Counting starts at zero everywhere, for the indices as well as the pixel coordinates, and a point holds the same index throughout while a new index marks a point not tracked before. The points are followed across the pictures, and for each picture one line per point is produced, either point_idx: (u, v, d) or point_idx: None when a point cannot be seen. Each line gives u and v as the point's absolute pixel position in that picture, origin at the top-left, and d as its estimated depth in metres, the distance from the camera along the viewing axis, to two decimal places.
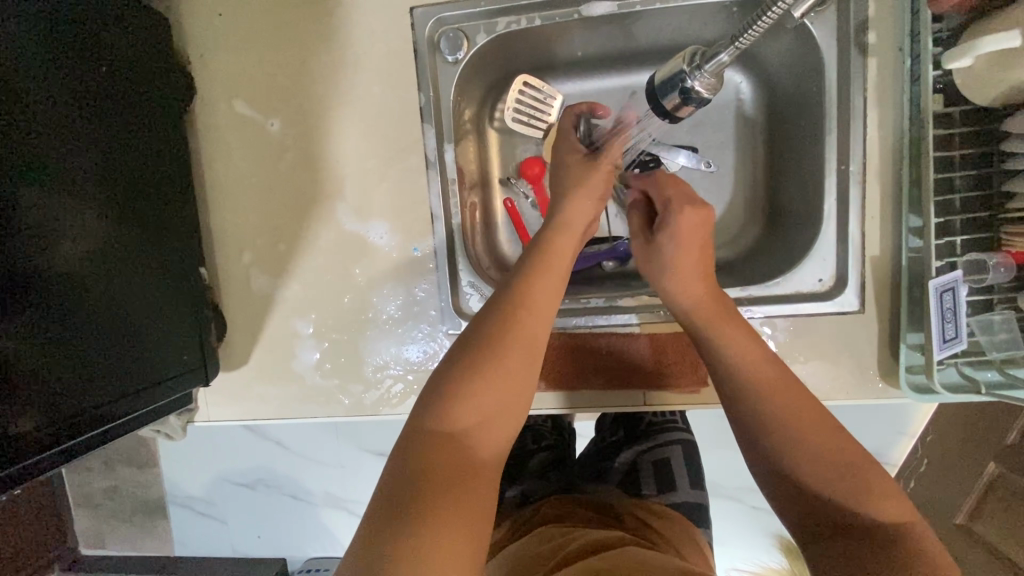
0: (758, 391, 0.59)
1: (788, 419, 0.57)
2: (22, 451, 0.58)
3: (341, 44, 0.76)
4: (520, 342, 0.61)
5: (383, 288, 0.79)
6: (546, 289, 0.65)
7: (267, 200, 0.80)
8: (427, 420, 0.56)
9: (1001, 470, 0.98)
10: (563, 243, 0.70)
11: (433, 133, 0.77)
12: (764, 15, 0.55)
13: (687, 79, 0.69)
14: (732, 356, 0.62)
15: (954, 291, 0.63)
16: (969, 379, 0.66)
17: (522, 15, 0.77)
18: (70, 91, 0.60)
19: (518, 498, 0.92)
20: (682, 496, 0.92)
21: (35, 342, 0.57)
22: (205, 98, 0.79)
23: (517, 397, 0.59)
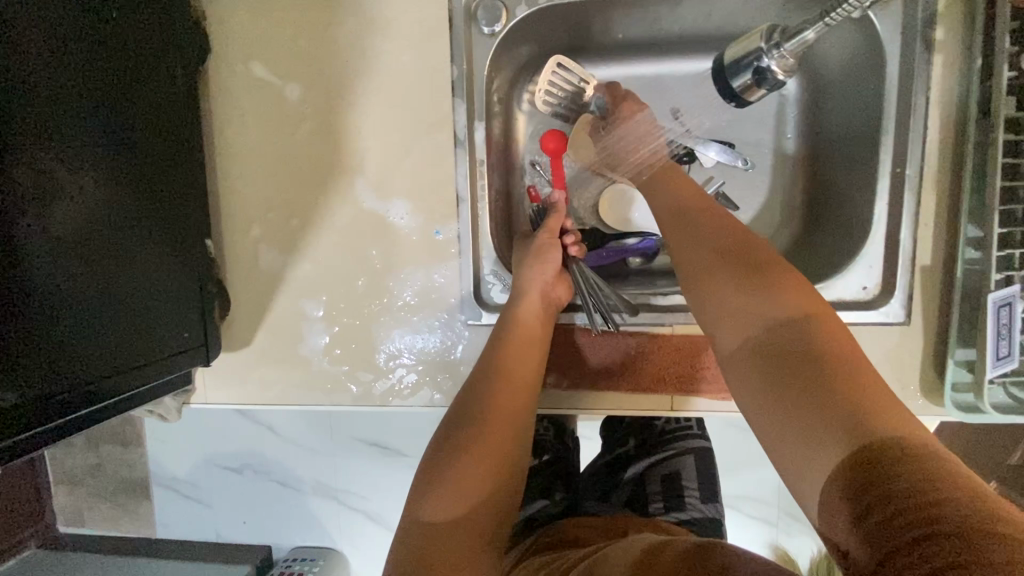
0: (743, 300, 0.56)
1: (765, 302, 0.55)
2: (11, 425, 0.53)
3: (370, 7, 0.71)
4: (499, 423, 0.61)
5: (401, 272, 0.74)
6: (519, 355, 0.66)
7: (280, 172, 0.75)
8: (423, 514, 0.55)
9: (1005, 489, 0.98)
10: (526, 311, 0.69)
11: (464, 109, 0.72)
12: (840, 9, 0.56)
13: (764, 58, 0.66)
14: (721, 272, 0.59)
15: (1011, 307, 0.60)
16: (1019, 400, 0.62)
17: None
18: (71, 32, 0.55)
19: (524, 521, 0.87)
20: (692, 514, 0.89)
21: (28, 308, 0.53)
22: (220, 57, 0.74)
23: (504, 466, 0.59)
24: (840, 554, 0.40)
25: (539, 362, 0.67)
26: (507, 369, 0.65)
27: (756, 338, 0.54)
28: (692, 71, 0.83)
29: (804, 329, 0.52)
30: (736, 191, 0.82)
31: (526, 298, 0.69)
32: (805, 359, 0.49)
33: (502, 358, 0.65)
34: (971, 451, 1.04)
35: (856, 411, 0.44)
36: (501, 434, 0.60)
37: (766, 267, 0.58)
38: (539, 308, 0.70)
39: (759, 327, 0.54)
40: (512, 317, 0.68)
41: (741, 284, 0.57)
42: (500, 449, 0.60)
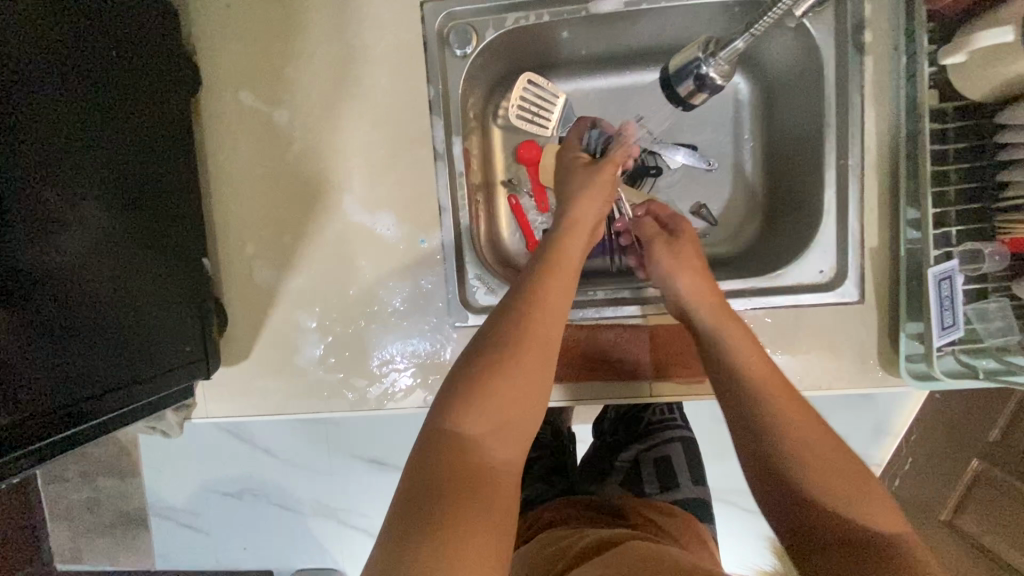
0: (830, 491, 0.55)
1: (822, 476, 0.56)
2: (31, 437, 0.55)
3: (351, 36, 0.76)
4: (528, 341, 0.60)
5: (389, 281, 0.79)
6: (553, 285, 0.65)
7: (272, 192, 0.79)
8: (458, 419, 0.56)
9: (982, 466, 1.04)
10: (570, 247, 0.70)
11: (442, 125, 0.77)
12: (772, 9, 0.60)
13: (702, 66, 0.71)
14: (806, 451, 0.57)
15: (951, 279, 0.65)
16: (968, 365, 0.67)
17: (530, 11, 0.78)
18: (69, 66, 0.58)
19: (525, 504, 0.94)
20: (685, 493, 0.94)
21: (48, 328, 0.56)
22: (211, 88, 0.79)
23: (531, 402, 0.59)
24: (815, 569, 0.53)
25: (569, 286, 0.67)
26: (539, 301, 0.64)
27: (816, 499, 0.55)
28: (652, 82, 0.90)
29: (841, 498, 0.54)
30: (700, 192, 0.89)
31: (567, 239, 0.71)
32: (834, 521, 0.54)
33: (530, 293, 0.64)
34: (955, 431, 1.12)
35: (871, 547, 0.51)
36: (534, 343, 0.61)
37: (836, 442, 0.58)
38: (580, 246, 0.72)
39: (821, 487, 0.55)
40: (554, 248, 0.70)
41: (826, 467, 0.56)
42: (532, 374, 0.59)
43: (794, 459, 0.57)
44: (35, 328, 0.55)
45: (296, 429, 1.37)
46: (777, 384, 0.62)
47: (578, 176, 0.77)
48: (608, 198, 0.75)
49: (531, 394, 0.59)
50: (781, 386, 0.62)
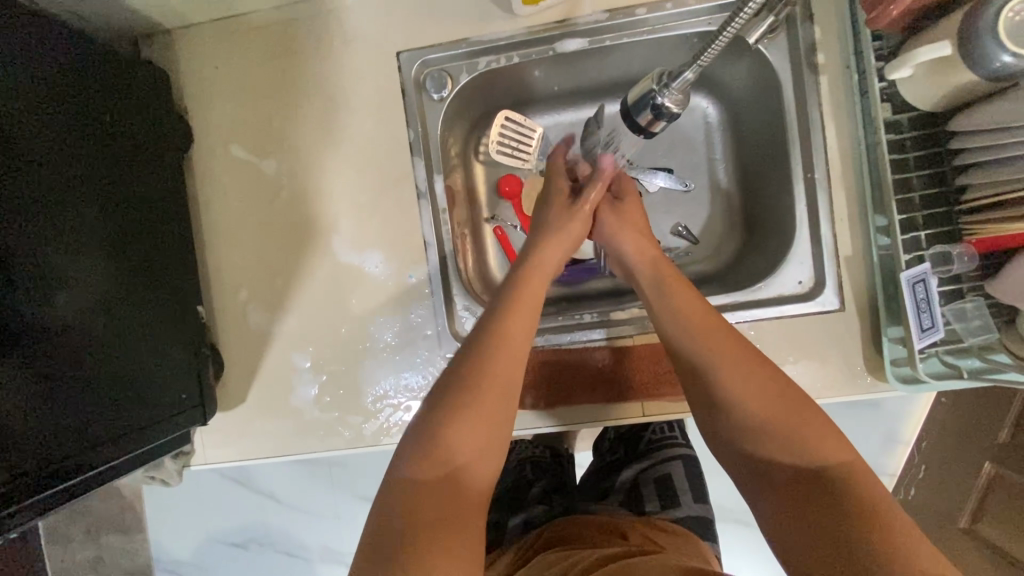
0: (796, 472, 0.56)
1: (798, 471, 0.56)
2: (31, 486, 0.56)
3: (333, 87, 0.80)
4: (486, 378, 0.62)
5: (380, 317, 0.80)
6: (513, 320, 0.68)
7: (263, 238, 0.82)
8: (413, 464, 0.58)
9: (998, 469, 1.01)
10: (531, 282, 0.73)
11: (423, 164, 0.80)
12: (720, 34, 0.57)
13: (657, 96, 0.70)
14: (764, 437, 0.59)
15: (925, 281, 0.67)
16: (952, 366, 0.68)
17: (501, 54, 0.80)
18: (63, 134, 0.61)
19: (522, 525, 0.89)
20: (687, 511, 0.89)
21: (47, 379, 0.57)
22: (202, 144, 0.83)
23: (490, 437, 0.61)
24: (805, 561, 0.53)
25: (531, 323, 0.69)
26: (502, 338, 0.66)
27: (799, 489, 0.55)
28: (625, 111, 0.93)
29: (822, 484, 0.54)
30: (680, 213, 0.92)
31: (528, 280, 0.73)
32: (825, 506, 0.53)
33: (493, 332, 0.66)
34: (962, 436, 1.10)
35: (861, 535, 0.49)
36: (493, 376, 0.63)
37: (820, 430, 0.58)
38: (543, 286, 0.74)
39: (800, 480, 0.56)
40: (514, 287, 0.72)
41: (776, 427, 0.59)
42: (490, 407, 0.62)
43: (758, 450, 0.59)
44: (33, 381, 0.56)
45: (300, 470, 1.36)
46: (745, 361, 0.63)
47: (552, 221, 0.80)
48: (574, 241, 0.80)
49: (491, 425, 0.61)
50: (729, 353, 0.63)
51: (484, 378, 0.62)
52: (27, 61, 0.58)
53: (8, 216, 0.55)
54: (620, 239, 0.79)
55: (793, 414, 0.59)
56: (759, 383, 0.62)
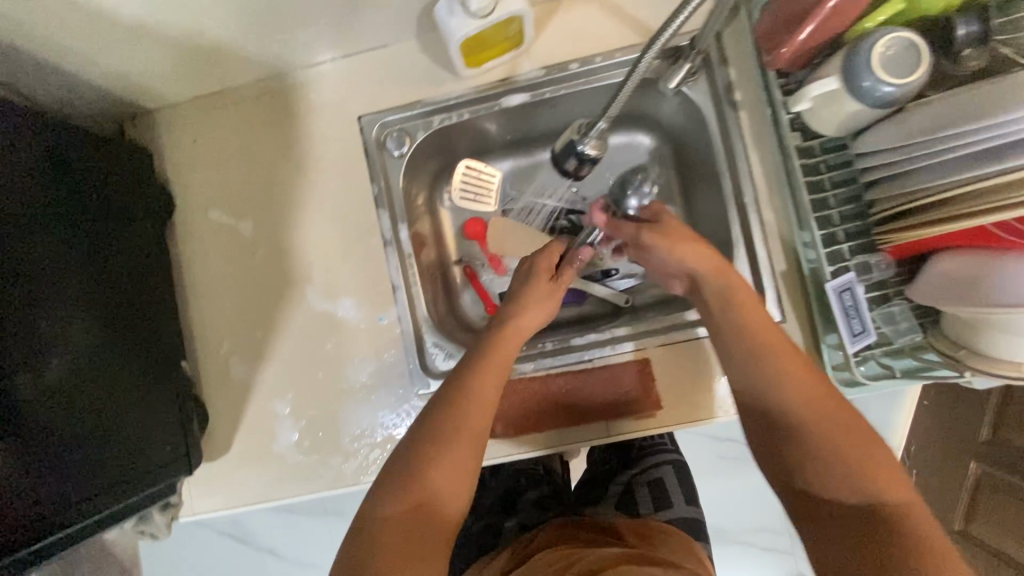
0: (860, 521, 0.56)
1: (864, 519, 0.56)
2: (26, 539, 0.59)
3: (301, 151, 0.88)
4: (460, 430, 0.66)
5: (354, 360, 0.85)
6: (489, 371, 0.70)
7: (242, 293, 0.88)
8: (385, 509, 0.61)
9: (983, 468, 1.02)
10: (507, 337, 0.74)
11: (387, 215, 0.87)
12: (629, 73, 0.61)
13: (579, 144, 0.73)
14: (833, 484, 0.58)
15: (851, 290, 0.72)
16: (887, 366, 0.74)
17: (453, 111, 0.88)
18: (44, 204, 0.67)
19: (518, 527, 0.94)
20: (679, 512, 0.94)
21: (45, 435, 0.62)
22: (184, 211, 0.90)
23: (460, 488, 0.64)
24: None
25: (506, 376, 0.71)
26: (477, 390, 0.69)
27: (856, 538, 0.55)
28: None
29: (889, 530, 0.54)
30: None
31: (507, 334, 0.74)
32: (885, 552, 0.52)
33: (466, 380, 0.69)
34: (945, 437, 1.12)
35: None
36: (467, 428, 0.66)
37: (897, 485, 0.57)
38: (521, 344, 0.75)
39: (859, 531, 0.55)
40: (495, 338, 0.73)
41: (837, 460, 0.59)
42: (463, 456, 0.65)
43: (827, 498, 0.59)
44: (32, 437, 0.60)
45: (297, 522, 1.36)
46: (818, 402, 0.62)
47: (533, 289, 0.78)
48: (545, 308, 0.77)
49: (462, 477, 0.64)
50: (803, 390, 0.62)
51: (457, 430, 0.65)
52: (18, 147, 0.65)
53: (9, 287, 0.60)
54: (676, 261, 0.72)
55: (855, 451, 0.59)
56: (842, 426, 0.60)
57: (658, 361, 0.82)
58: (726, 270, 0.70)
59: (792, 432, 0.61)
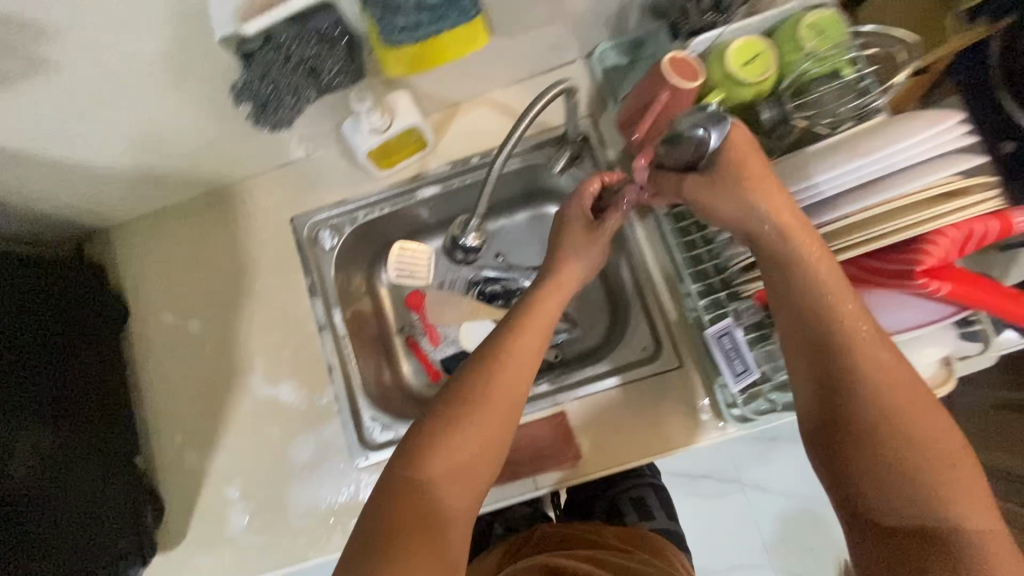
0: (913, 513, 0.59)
1: (928, 513, 0.58)
2: None
3: (241, 253, 0.98)
4: (495, 397, 0.69)
5: (297, 440, 0.92)
6: (522, 344, 0.72)
7: (192, 387, 0.95)
8: (420, 469, 0.66)
9: None
10: (549, 294, 0.75)
11: (321, 302, 0.96)
12: (485, 178, 0.78)
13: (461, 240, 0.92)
14: (899, 473, 0.59)
15: (729, 333, 0.79)
16: (775, 400, 0.81)
17: (374, 205, 0.99)
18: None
19: (506, 530, 1.07)
20: (659, 525, 1.05)
21: None
22: (138, 316, 0.99)
23: (488, 457, 0.68)
24: None
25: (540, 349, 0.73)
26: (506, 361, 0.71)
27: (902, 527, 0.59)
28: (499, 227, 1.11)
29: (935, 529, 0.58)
30: None
31: (540, 303, 0.74)
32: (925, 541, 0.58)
33: (503, 349, 0.71)
34: None
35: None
36: (500, 396, 0.69)
37: (974, 489, 0.58)
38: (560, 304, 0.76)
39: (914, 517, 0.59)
40: (533, 299, 0.75)
41: (908, 472, 0.59)
42: (492, 426, 0.68)
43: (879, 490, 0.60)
44: None
45: None
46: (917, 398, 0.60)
47: (575, 240, 0.76)
48: (594, 254, 0.77)
49: (492, 447, 0.68)
50: (898, 377, 0.60)
51: (489, 399, 0.68)
52: None
53: None
54: (747, 201, 0.63)
55: (936, 449, 0.59)
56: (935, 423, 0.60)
57: (575, 414, 0.89)
58: (800, 227, 0.62)
59: (870, 439, 0.60)
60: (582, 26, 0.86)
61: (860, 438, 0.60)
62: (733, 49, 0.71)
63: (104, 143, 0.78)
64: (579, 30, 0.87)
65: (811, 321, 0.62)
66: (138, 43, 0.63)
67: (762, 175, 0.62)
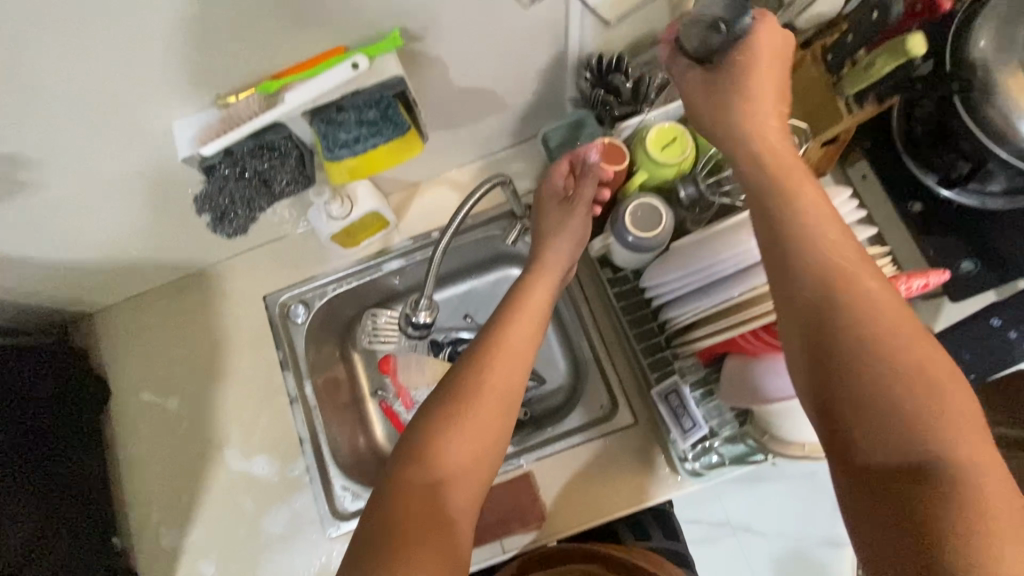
0: (914, 455, 0.47)
1: (924, 446, 0.46)
2: None
3: (217, 331, 1.03)
4: (495, 382, 0.65)
5: (270, 512, 0.95)
6: (514, 328, 0.70)
7: (170, 463, 0.99)
8: (428, 459, 0.60)
9: None
10: (535, 286, 0.75)
11: (292, 376, 1.01)
12: (434, 251, 0.83)
13: (413, 316, 0.87)
14: (893, 404, 0.48)
15: (676, 391, 0.84)
16: (725, 454, 0.84)
17: (342, 280, 1.05)
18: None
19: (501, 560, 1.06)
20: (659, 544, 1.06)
21: None
22: (117, 395, 1.02)
23: (491, 445, 0.63)
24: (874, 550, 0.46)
25: (535, 339, 0.71)
26: (504, 349, 0.68)
27: (899, 471, 0.47)
28: (464, 291, 1.17)
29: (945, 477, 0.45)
30: None
31: (533, 286, 0.75)
32: (930, 491, 0.45)
33: (495, 339, 0.69)
34: None
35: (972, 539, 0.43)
36: (497, 382, 0.66)
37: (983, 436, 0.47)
38: (551, 288, 0.77)
39: (910, 455, 0.47)
40: (523, 289, 0.75)
41: (886, 390, 0.49)
42: (485, 414, 0.64)
43: (881, 422, 0.48)
44: None
45: None
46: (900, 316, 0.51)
47: (555, 217, 0.81)
48: (582, 238, 0.81)
49: (490, 436, 0.63)
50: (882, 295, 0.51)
51: (487, 378, 0.65)
52: None
53: None
54: (747, 102, 0.62)
55: (932, 381, 0.48)
56: (933, 355, 0.49)
57: (538, 474, 0.91)
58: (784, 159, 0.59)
59: (855, 359, 0.50)
60: (524, 115, 0.95)
61: (837, 362, 0.51)
62: (652, 137, 0.79)
63: (85, 242, 0.84)
64: (524, 118, 0.95)
65: (775, 234, 0.56)
66: (116, 161, 0.71)
67: (775, 77, 0.63)
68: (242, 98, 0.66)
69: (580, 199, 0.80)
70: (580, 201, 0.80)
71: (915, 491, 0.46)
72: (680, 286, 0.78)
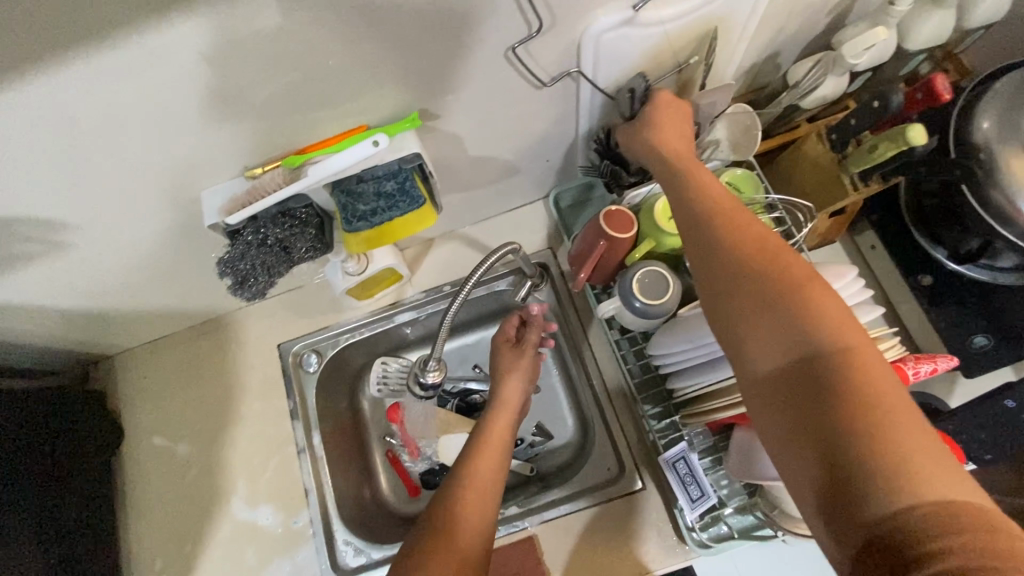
0: (802, 361, 0.49)
1: (810, 351, 0.49)
2: None
3: (231, 378, 1.06)
4: (472, 494, 0.71)
5: (272, 565, 0.94)
6: (480, 457, 0.75)
7: (175, 511, 0.99)
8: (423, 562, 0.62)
9: None
10: (496, 419, 0.81)
11: (301, 426, 1.02)
12: (449, 307, 0.81)
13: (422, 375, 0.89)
14: (783, 324, 0.50)
15: (685, 459, 0.82)
16: (731, 525, 0.83)
17: (354, 330, 1.07)
18: (14, 457, 0.83)
19: None
20: None
21: None
22: (129, 439, 1.04)
23: (480, 540, 0.66)
24: (793, 463, 0.48)
25: (502, 464, 0.76)
26: (473, 477, 0.73)
27: (795, 377, 0.49)
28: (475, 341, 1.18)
29: (831, 375, 0.47)
30: (535, 412, 1.09)
31: (495, 417, 0.82)
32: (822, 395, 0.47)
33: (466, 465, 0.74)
34: None
35: (864, 429, 0.44)
36: (475, 494, 0.71)
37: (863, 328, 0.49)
38: (512, 420, 0.82)
39: (797, 353, 0.49)
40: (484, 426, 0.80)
41: (765, 297, 0.52)
42: (468, 523, 0.67)
43: (771, 343, 0.51)
44: None
45: None
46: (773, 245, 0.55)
47: (506, 360, 0.87)
48: (530, 377, 0.87)
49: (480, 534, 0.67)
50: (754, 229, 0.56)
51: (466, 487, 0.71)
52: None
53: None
54: (661, 136, 0.69)
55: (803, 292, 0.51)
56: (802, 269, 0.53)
57: (543, 538, 0.89)
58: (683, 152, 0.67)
59: (738, 287, 0.54)
60: (538, 178, 0.98)
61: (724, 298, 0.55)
62: (660, 207, 0.82)
63: (113, 294, 0.88)
64: (536, 181, 0.99)
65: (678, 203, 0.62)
66: (148, 223, 0.75)
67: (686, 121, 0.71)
68: (268, 170, 0.70)
69: (524, 350, 0.87)
70: (524, 347, 0.87)
71: (803, 398, 0.48)
72: (688, 355, 0.77)
